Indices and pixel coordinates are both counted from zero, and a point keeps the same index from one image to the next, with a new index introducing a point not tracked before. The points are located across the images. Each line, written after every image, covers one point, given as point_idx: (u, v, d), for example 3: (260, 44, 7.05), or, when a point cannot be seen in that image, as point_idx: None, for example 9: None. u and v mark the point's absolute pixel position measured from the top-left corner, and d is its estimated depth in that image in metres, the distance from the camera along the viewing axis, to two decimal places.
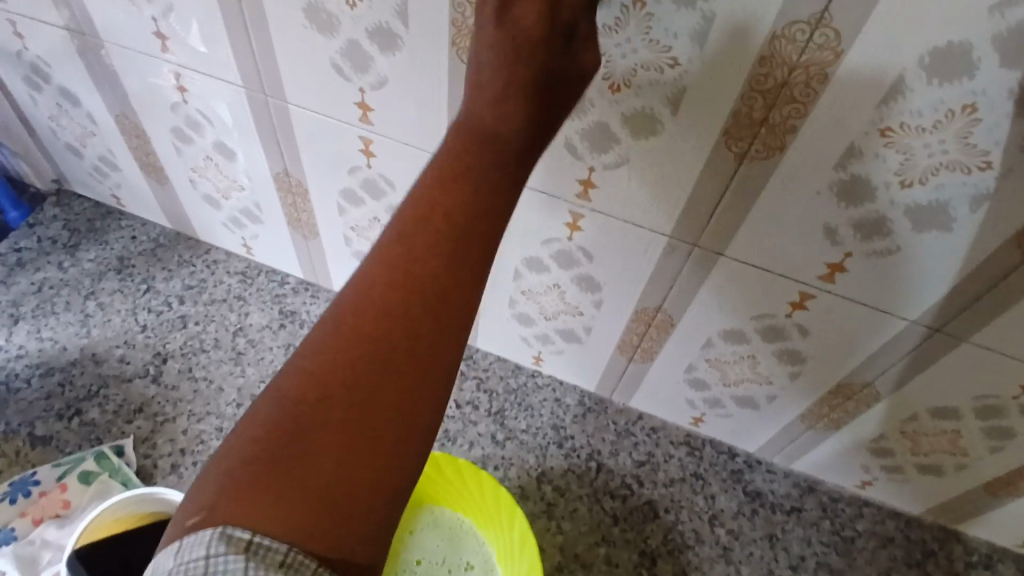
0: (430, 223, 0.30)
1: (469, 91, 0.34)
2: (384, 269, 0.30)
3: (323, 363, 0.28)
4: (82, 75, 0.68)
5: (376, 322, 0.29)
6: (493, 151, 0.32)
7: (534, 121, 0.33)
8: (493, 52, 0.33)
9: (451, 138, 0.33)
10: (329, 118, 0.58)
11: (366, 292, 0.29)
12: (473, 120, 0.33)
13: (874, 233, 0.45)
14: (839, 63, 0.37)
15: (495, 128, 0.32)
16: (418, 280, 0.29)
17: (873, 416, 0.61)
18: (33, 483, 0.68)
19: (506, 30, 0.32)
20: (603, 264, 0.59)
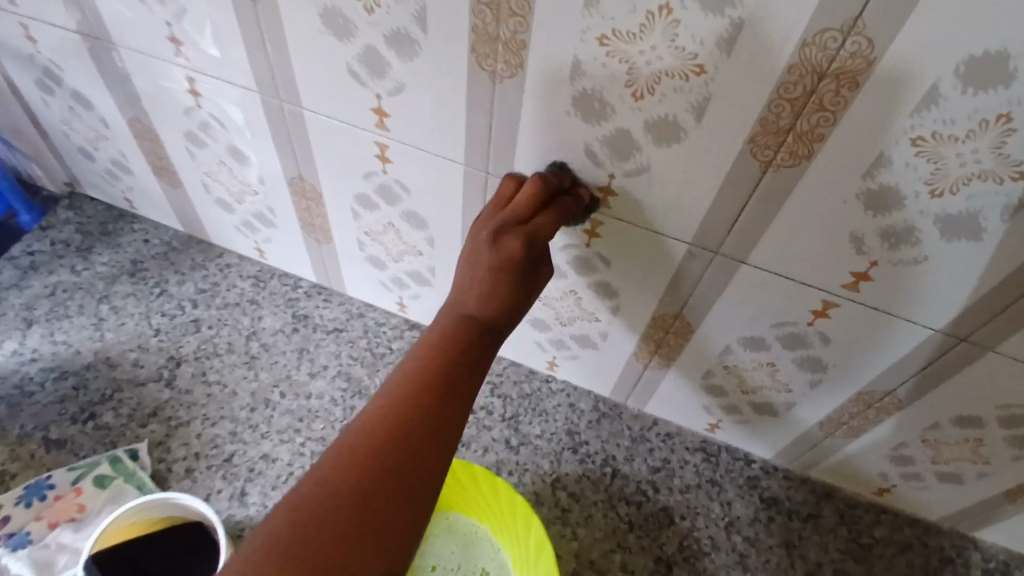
0: (435, 378, 0.39)
1: (461, 283, 0.45)
2: (396, 404, 0.38)
3: (337, 481, 0.34)
4: (95, 78, 0.67)
5: (377, 455, 0.35)
6: (476, 329, 0.43)
7: (510, 306, 0.45)
8: (481, 257, 0.45)
9: (445, 318, 0.44)
10: (345, 124, 0.57)
11: (377, 425, 0.37)
12: (462, 306, 0.44)
13: (901, 242, 0.45)
14: (871, 70, 0.36)
15: (482, 316, 0.44)
16: (415, 421, 0.37)
17: (893, 424, 0.61)
18: (48, 487, 0.68)
19: (498, 248, 0.45)
20: (622, 271, 0.58)
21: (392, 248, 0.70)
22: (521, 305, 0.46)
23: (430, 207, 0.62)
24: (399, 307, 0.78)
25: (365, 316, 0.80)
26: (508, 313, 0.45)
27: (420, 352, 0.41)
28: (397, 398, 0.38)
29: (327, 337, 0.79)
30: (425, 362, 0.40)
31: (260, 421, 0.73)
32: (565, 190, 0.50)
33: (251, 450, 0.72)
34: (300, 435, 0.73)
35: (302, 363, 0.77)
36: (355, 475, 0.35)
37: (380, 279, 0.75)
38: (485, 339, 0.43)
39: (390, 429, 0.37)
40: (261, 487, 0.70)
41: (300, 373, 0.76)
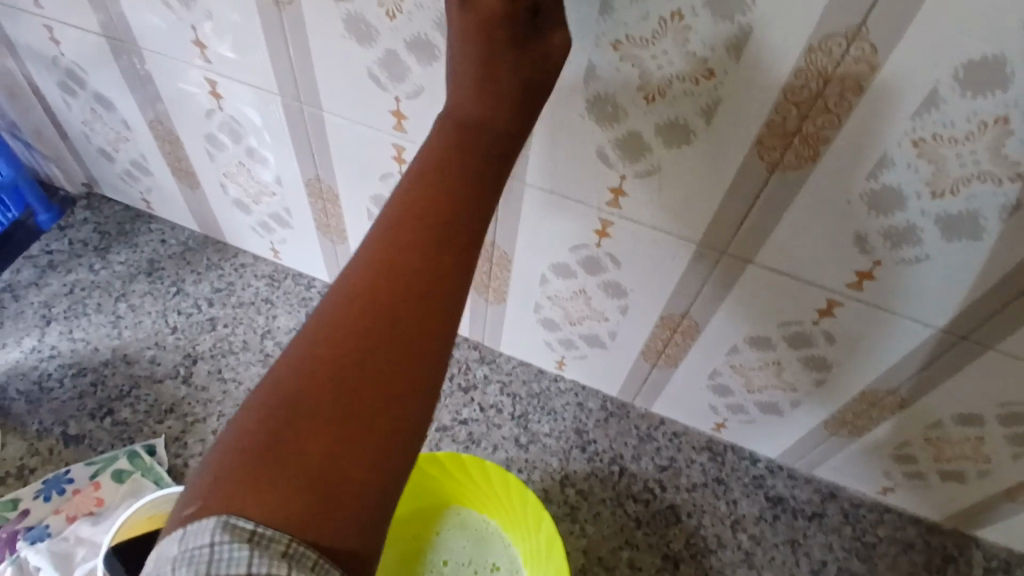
0: (433, 193, 0.32)
1: (454, 87, 0.37)
2: (387, 242, 0.31)
3: (322, 337, 0.29)
4: (118, 81, 0.69)
5: (368, 313, 0.29)
6: (475, 132, 0.35)
7: (510, 101, 0.36)
8: (465, 46, 0.36)
9: (440, 130, 0.35)
10: (364, 126, 0.59)
11: (367, 271, 0.31)
12: (459, 114, 0.36)
13: (903, 242, 0.46)
14: (875, 75, 0.38)
15: (478, 121, 0.35)
16: (411, 258, 0.31)
17: (896, 423, 0.62)
18: (67, 480, 0.70)
19: (476, 13, 0.36)
20: (631, 271, 0.60)
21: None
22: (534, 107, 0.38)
23: None
24: None
25: None
26: (516, 109, 0.36)
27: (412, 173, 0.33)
28: (393, 222, 0.32)
29: None
30: (417, 177, 0.33)
31: None
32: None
33: None
34: None
35: None
36: (347, 337, 0.29)
37: None
38: (489, 139, 0.35)
39: (373, 280, 0.30)
40: None
41: None
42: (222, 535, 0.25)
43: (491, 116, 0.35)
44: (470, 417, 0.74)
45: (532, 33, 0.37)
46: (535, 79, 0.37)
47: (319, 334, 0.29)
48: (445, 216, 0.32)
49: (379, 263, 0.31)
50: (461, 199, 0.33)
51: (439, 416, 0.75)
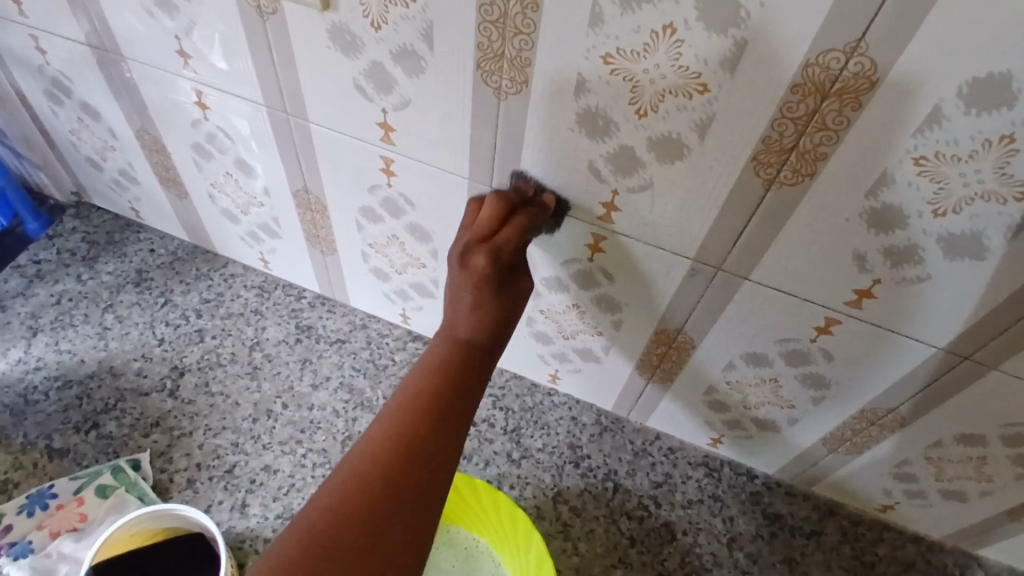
0: (428, 406, 0.43)
1: (449, 310, 0.49)
2: (401, 418, 0.42)
3: (349, 485, 0.38)
4: (103, 90, 0.68)
5: (388, 463, 0.39)
6: (466, 350, 0.47)
7: (493, 325, 0.49)
8: (460, 283, 0.49)
9: (438, 344, 0.48)
10: (351, 137, 0.58)
11: (389, 434, 0.41)
12: (454, 331, 0.48)
13: (904, 261, 0.45)
14: (875, 90, 0.37)
15: (469, 335, 0.48)
16: (420, 430, 0.42)
17: (896, 442, 0.60)
18: (50, 496, 0.69)
19: (467, 267, 0.49)
20: (625, 286, 0.58)
21: (396, 261, 0.70)
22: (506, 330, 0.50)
23: (434, 220, 0.62)
24: (401, 319, 0.79)
25: (368, 327, 0.80)
26: (497, 329, 0.49)
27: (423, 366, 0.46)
28: (407, 402, 0.43)
29: (330, 348, 0.79)
30: (416, 391, 0.44)
31: (262, 432, 0.73)
32: (530, 202, 0.53)
33: (253, 461, 0.72)
34: (301, 446, 0.73)
35: (304, 374, 0.77)
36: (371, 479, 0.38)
37: (383, 291, 0.76)
38: (476, 357, 0.47)
39: (392, 442, 0.41)
40: (263, 498, 0.70)
41: (303, 385, 0.76)
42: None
43: (478, 334, 0.48)
44: None
45: (512, 282, 0.52)
46: (514, 307, 0.51)
47: (338, 494, 0.37)
48: (439, 413, 0.43)
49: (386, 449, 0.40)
50: (452, 410, 0.43)
51: None
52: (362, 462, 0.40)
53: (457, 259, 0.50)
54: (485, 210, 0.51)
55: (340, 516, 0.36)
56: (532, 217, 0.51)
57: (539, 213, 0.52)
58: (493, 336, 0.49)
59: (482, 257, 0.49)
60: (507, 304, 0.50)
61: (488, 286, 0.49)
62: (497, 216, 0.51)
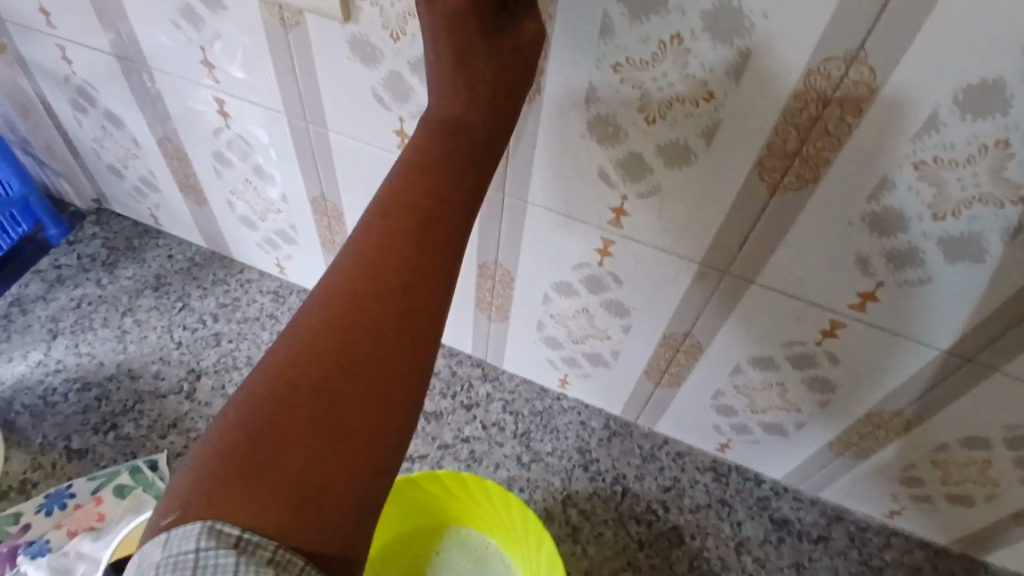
0: (404, 212, 0.33)
1: (430, 90, 0.37)
2: (366, 250, 0.32)
3: (297, 352, 0.29)
4: (128, 100, 0.71)
5: (348, 320, 0.30)
6: (456, 136, 0.35)
7: (485, 98, 0.36)
8: (438, 45, 0.35)
9: (419, 133, 0.36)
10: (368, 144, 0.60)
11: (352, 277, 0.31)
12: (437, 118, 0.36)
13: (906, 264, 0.46)
14: (873, 98, 0.38)
15: (459, 117, 0.36)
16: (390, 271, 0.31)
17: (902, 445, 0.61)
18: (69, 495, 0.71)
19: (437, 14, 0.35)
20: (633, 291, 0.60)
21: None
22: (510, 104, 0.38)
23: None
24: None
25: None
26: (497, 105, 0.37)
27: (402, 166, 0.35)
28: (376, 227, 0.32)
29: None
30: (389, 193, 0.33)
31: None
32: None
33: None
34: None
35: None
36: (326, 340, 0.30)
37: None
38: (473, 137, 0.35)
39: (354, 287, 0.31)
40: None
41: None
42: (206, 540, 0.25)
43: (470, 113, 0.36)
44: (472, 435, 0.74)
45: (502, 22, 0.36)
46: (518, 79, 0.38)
47: (293, 348, 0.30)
48: (426, 219, 0.33)
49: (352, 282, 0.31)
50: (440, 213, 0.33)
51: (440, 434, 0.74)
52: (324, 301, 0.31)
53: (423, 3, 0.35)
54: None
55: (299, 374, 0.29)
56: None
57: None
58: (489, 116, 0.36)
59: None
60: (505, 71, 0.37)
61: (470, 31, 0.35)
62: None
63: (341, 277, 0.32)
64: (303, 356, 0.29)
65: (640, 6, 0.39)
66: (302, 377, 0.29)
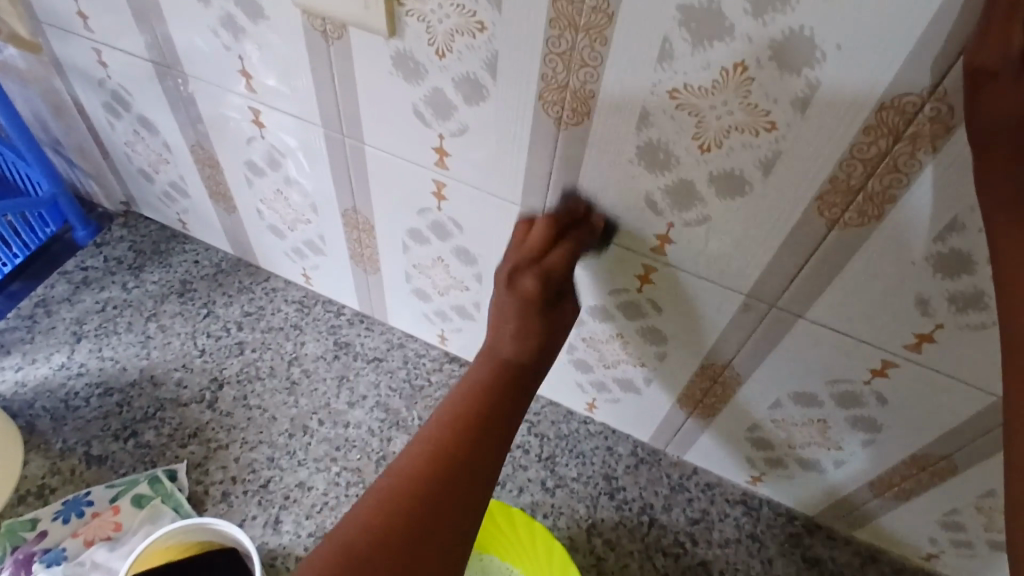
0: (472, 419, 0.50)
1: (495, 331, 0.54)
2: (433, 442, 0.49)
3: (388, 496, 0.47)
4: (162, 105, 0.70)
5: (418, 494, 0.47)
6: (507, 371, 0.52)
7: (539, 352, 0.53)
8: (507, 303, 0.53)
9: (482, 359, 0.53)
10: (405, 160, 0.58)
11: (423, 457, 0.49)
12: (498, 353, 0.53)
13: (969, 306, 0.44)
14: (950, 136, 0.36)
15: (515, 356, 0.53)
16: (447, 466, 0.48)
17: (947, 489, 0.59)
18: (87, 503, 0.69)
19: (517, 290, 0.53)
20: (671, 319, 0.58)
21: (439, 282, 0.70)
22: (551, 342, 0.54)
23: (481, 244, 0.62)
24: (439, 340, 0.78)
25: (405, 346, 0.80)
26: (546, 342, 0.54)
27: (473, 376, 0.53)
28: (445, 418, 0.50)
29: (367, 366, 0.79)
30: (455, 407, 0.51)
31: (298, 448, 0.73)
32: (578, 222, 0.53)
33: (287, 477, 0.72)
34: (336, 464, 0.73)
35: (341, 391, 0.77)
36: (403, 501, 0.46)
37: (423, 311, 0.76)
38: (524, 372, 0.53)
39: (424, 469, 0.48)
40: (296, 515, 0.70)
41: (339, 402, 0.76)
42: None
43: (523, 354, 0.53)
44: None
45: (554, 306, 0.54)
46: (557, 329, 0.54)
47: (386, 499, 0.46)
48: (480, 431, 0.50)
49: (424, 467, 0.48)
50: (500, 424, 0.51)
51: None
52: (401, 475, 0.48)
53: (506, 279, 0.53)
54: (533, 235, 0.53)
55: (370, 539, 0.44)
56: (579, 240, 0.52)
57: (585, 236, 0.53)
58: (532, 358, 0.53)
59: (532, 281, 0.52)
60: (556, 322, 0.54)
61: (534, 329, 0.53)
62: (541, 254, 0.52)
63: (410, 466, 0.48)
64: (390, 504, 0.46)
65: (704, 31, 0.37)
66: (380, 536, 0.45)
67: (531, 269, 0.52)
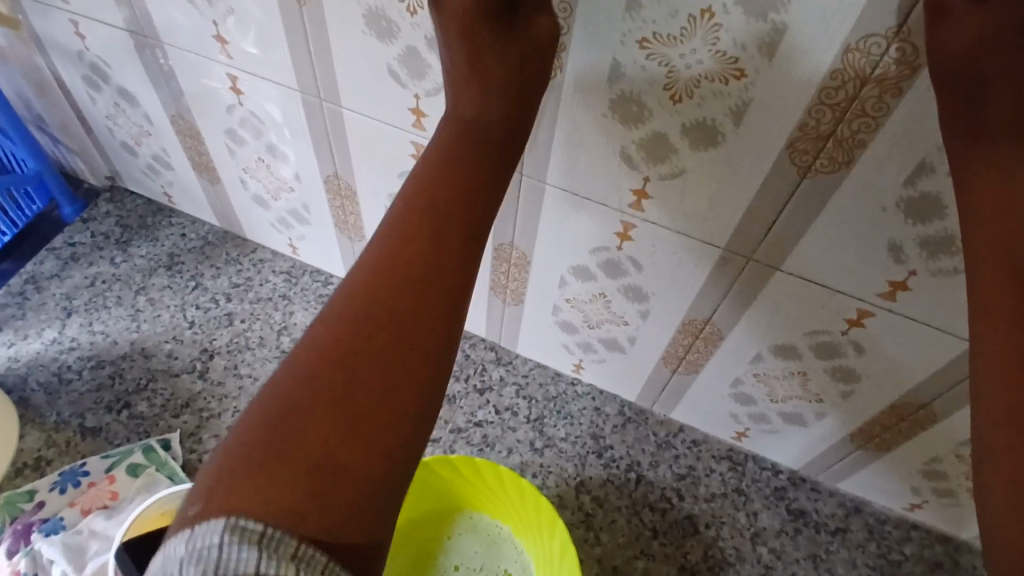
0: (417, 224, 0.38)
1: (452, 93, 0.44)
2: (386, 251, 0.38)
3: (335, 327, 0.36)
4: (141, 76, 0.69)
5: (370, 314, 0.36)
6: (473, 135, 0.42)
7: (506, 112, 0.43)
8: (446, 28, 0.43)
9: (443, 129, 0.43)
10: (383, 123, 0.58)
11: (371, 270, 0.37)
12: (459, 114, 0.43)
13: (941, 252, 0.44)
14: (915, 78, 0.36)
15: (474, 116, 0.43)
16: (402, 277, 0.37)
17: (927, 438, 0.59)
18: (82, 473, 0.70)
19: (445, 8, 0.42)
20: (652, 276, 0.58)
21: None
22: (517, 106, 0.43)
23: None
24: None
25: None
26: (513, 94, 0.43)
27: (418, 179, 0.41)
28: (397, 221, 0.39)
29: None
30: (403, 209, 0.39)
31: None
32: None
33: None
34: None
35: None
36: (351, 328, 0.36)
37: None
38: (486, 154, 0.42)
39: (375, 284, 0.37)
40: None
41: None
42: (230, 535, 0.29)
43: (488, 118, 0.43)
44: (485, 419, 0.73)
45: (512, 23, 0.42)
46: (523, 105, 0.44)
47: (324, 331, 0.36)
48: (438, 227, 0.39)
49: (367, 297, 0.37)
50: (459, 225, 0.39)
51: (453, 418, 0.74)
52: (346, 298, 0.37)
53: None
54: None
55: (316, 374, 0.34)
56: None
57: None
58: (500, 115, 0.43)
59: None
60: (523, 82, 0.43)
61: (491, 93, 0.43)
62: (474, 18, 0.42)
63: (357, 281, 0.37)
64: (340, 332, 0.35)
65: None
66: (328, 369, 0.34)
67: None
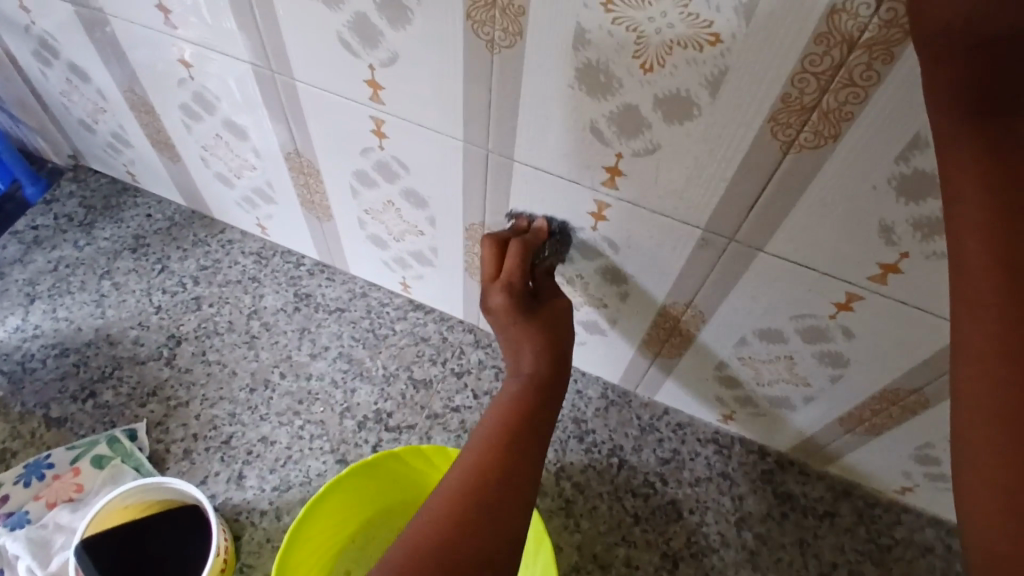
0: (504, 435, 0.43)
1: (511, 350, 0.49)
2: (493, 432, 0.43)
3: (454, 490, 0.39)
4: (89, 50, 0.65)
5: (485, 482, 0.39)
6: (540, 377, 0.47)
7: (558, 372, 0.48)
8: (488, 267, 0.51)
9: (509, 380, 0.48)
10: (340, 97, 0.54)
11: (487, 444, 0.42)
12: (518, 364, 0.48)
13: (935, 233, 0.41)
14: (908, 41, 0.32)
15: (537, 366, 0.48)
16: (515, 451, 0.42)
17: (919, 423, 0.57)
18: (47, 465, 0.68)
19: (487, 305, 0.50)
20: (629, 257, 0.55)
21: (394, 228, 0.67)
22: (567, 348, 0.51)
23: (429, 185, 0.58)
24: (402, 288, 0.76)
25: (368, 296, 0.77)
26: (561, 326, 0.51)
27: (510, 387, 0.47)
28: (502, 414, 0.44)
29: (329, 317, 0.76)
30: (503, 405, 0.45)
31: (259, 403, 0.72)
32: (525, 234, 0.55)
33: (249, 432, 0.70)
34: (299, 418, 0.71)
35: (302, 343, 0.75)
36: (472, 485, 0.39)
37: (382, 259, 0.73)
38: (548, 382, 0.47)
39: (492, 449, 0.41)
40: (260, 470, 0.68)
41: (302, 354, 0.74)
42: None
43: (543, 367, 0.48)
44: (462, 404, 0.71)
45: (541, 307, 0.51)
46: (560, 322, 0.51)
47: (443, 494, 0.39)
48: (532, 417, 0.44)
49: (448, 505, 0.38)
50: (530, 428, 0.44)
51: (429, 403, 0.72)
52: (468, 461, 0.41)
53: (487, 260, 0.51)
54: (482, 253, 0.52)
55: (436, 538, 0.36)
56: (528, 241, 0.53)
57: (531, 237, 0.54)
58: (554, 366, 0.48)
59: (489, 245, 0.52)
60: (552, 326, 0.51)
61: (540, 336, 0.49)
62: (513, 307, 0.49)
63: (476, 448, 0.42)
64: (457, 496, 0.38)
65: None
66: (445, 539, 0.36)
67: (495, 282, 0.50)
